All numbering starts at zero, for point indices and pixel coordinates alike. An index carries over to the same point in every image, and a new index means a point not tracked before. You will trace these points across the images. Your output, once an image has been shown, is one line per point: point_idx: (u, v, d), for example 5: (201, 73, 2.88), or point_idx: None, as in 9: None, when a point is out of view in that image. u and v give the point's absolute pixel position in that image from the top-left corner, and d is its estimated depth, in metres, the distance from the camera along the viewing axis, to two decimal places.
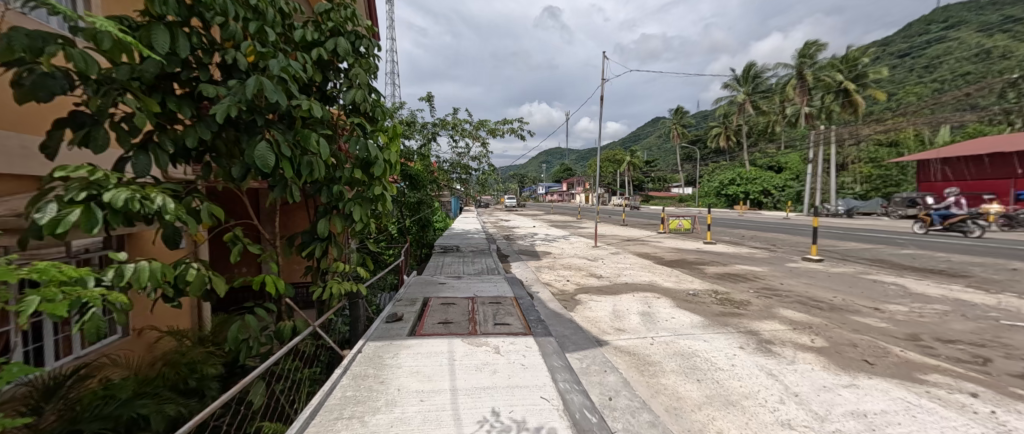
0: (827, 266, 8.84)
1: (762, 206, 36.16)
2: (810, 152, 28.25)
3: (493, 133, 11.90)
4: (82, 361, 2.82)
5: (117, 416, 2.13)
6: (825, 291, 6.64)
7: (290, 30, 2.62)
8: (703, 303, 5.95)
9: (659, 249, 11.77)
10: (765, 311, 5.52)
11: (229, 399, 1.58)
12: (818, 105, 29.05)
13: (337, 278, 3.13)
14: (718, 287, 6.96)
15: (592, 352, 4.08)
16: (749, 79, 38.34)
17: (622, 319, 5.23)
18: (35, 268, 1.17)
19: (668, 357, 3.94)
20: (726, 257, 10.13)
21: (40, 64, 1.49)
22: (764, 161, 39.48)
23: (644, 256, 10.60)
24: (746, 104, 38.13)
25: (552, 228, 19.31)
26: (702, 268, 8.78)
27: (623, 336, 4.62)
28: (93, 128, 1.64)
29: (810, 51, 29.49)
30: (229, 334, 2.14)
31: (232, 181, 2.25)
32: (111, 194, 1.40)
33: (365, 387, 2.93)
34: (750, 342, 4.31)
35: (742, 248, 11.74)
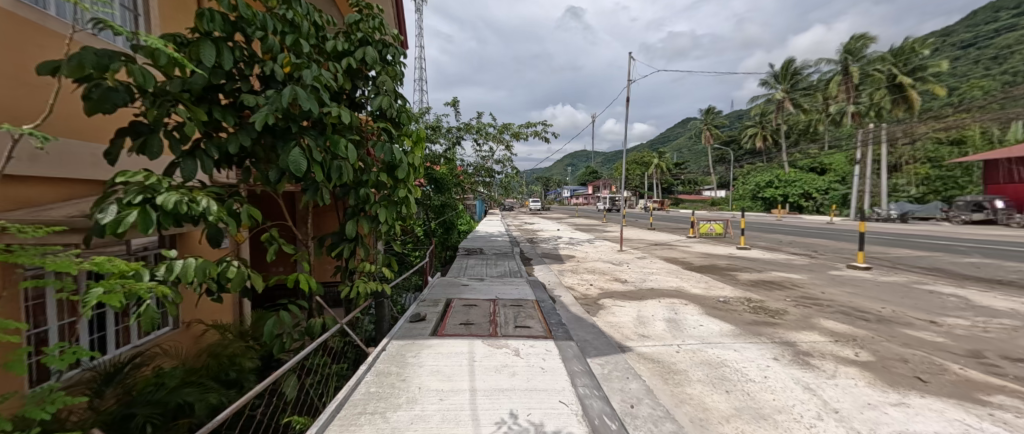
0: (876, 275, 8.34)
1: (803, 211, 34.42)
2: (857, 153, 26.59)
3: (517, 136, 11.91)
4: (138, 350, 3.03)
5: (165, 402, 2.29)
6: (871, 301, 6.29)
7: (323, 41, 2.72)
8: (735, 311, 5.77)
9: (688, 254, 11.50)
10: (802, 321, 5.29)
11: (263, 390, 1.68)
12: (867, 102, 27.38)
13: (363, 278, 3.23)
14: (751, 295, 6.73)
15: (614, 358, 4.04)
16: (787, 76, 36.70)
17: (647, 325, 5.13)
18: (95, 262, 1.29)
19: (694, 366, 3.85)
20: (762, 263, 9.75)
21: (105, 79, 1.63)
22: (804, 163, 37.59)
23: (672, 261, 10.39)
24: (785, 102, 36.47)
25: (579, 232, 19.10)
26: (734, 274, 8.50)
27: (647, 342, 4.55)
28: (149, 136, 1.79)
29: (858, 45, 27.99)
30: (266, 328, 2.29)
31: (269, 184, 2.38)
32: (163, 197, 1.52)
33: (388, 384, 3.02)
34: (787, 354, 4.15)
35: (780, 254, 11.28)
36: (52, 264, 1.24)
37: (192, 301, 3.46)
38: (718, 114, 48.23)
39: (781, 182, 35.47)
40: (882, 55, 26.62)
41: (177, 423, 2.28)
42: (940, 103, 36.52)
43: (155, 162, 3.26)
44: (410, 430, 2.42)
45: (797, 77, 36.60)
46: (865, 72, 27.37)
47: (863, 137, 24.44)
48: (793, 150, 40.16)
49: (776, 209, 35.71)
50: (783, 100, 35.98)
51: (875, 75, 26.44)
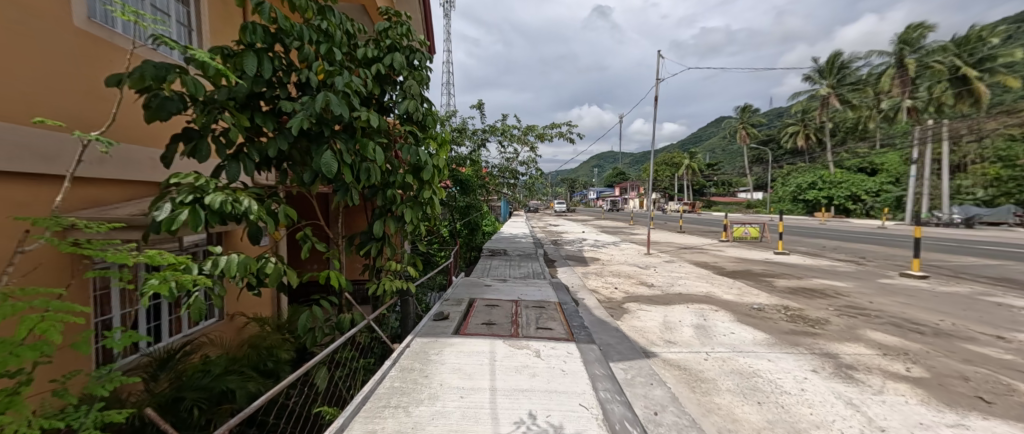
0: (934, 284, 7.80)
1: (850, 214, 32.42)
2: (913, 152, 24.81)
3: (542, 138, 11.91)
4: (189, 338, 3.25)
5: (212, 388, 2.46)
6: (927, 313, 5.89)
7: (354, 49, 2.84)
8: (770, 319, 5.56)
9: (721, 258, 11.14)
10: (847, 332, 5.03)
11: (296, 381, 1.77)
12: (927, 96, 25.48)
13: (390, 276, 3.35)
14: (790, 303, 6.45)
15: (638, 363, 3.99)
16: (834, 70, 34.74)
17: (674, 331, 5.03)
18: (153, 256, 1.42)
19: (723, 374, 3.75)
20: (803, 270, 9.30)
21: (162, 90, 1.78)
22: (850, 163, 35.48)
23: (702, 265, 10.10)
24: (829, 99, 34.57)
25: (605, 235, 18.81)
26: (771, 280, 8.17)
27: (673, 348, 4.46)
28: (199, 141, 1.94)
29: (914, 35, 26.51)
30: (300, 322, 2.43)
31: (304, 186, 2.51)
32: (210, 197, 1.65)
33: (411, 379, 3.11)
34: (827, 366, 3.97)
35: (823, 261, 10.73)
36: (114, 256, 1.36)
37: (237, 295, 3.68)
38: (754, 113, 46.33)
39: (824, 183, 33.62)
40: (944, 46, 25.03)
41: (221, 408, 2.45)
42: (1010, 97, 33.61)
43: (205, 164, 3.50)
44: (431, 426, 2.49)
45: (845, 71, 34.61)
46: (923, 63, 25.57)
47: (920, 134, 22.81)
48: (838, 149, 37.99)
49: (819, 212, 33.84)
50: (829, 96, 34.10)
51: (935, 66, 24.60)
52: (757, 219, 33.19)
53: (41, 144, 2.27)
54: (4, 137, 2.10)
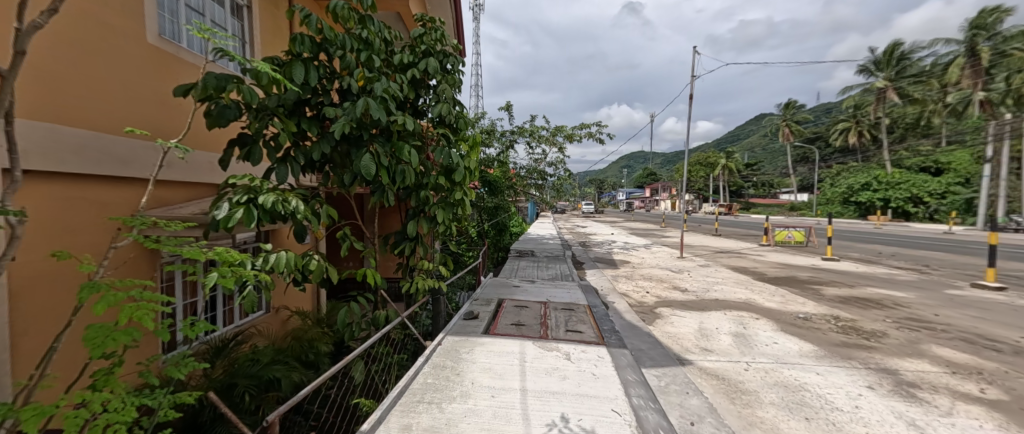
0: (1012, 297, 7.09)
1: (910, 217, 29.96)
2: (987, 150, 22.56)
3: (570, 138, 11.82)
4: (240, 327, 3.47)
5: (260, 376, 2.63)
6: (1004, 329, 5.38)
7: (391, 55, 2.93)
8: (819, 330, 5.25)
9: (762, 264, 10.63)
10: (907, 347, 4.68)
11: (336, 373, 1.87)
12: (1003, 88, 23.15)
13: (422, 275, 3.44)
14: (840, 313, 6.07)
15: (673, 370, 3.89)
16: (891, 62, 32.30)
17: (710, 339, 4.87)
18: (217, 252, 1.55)
19: (766, 387, 3.59)
20: (855, 278, 8.72)
21: (221, 99, 1.92)
22: (909, 162, 32.86)
23: (741, 270, 9.68)
24: (885, 93, 32.17)
25: (635, 237, 18.39)
26: (818, 288, 7.71)
27: (710, 357, 4.31)
28: (252, 146, 2.08)
29: (988, 20, 24.21)
30: (339, 317, 2.58)
31: (343, 187, 2.64)
32: (263, 197, 1.77)
33: (443, 376, 3.18)
34: (885, 383, 3.71)
35: (879, 268, 10.01)
36: (185, 251, 1.49)
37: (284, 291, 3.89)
38: (798, 109, 43.87)
39: (880, 184, 31.27)
40: None
41: (268, 395, 2.61)
42: None
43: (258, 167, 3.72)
44: (464, 423, 2.53)
45: (904, 63, 32.08)
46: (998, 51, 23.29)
47: (994, 129, 20.75)
48: (895, 147, 35.24)
49: (874, 216, 31.50)
50: (886, 89, 31.65)
51: (1014, 54, 22.31)
52: (802, 222, 31.29)
53: (118, 150, 2.51)
54: (90, 145, 2.36)
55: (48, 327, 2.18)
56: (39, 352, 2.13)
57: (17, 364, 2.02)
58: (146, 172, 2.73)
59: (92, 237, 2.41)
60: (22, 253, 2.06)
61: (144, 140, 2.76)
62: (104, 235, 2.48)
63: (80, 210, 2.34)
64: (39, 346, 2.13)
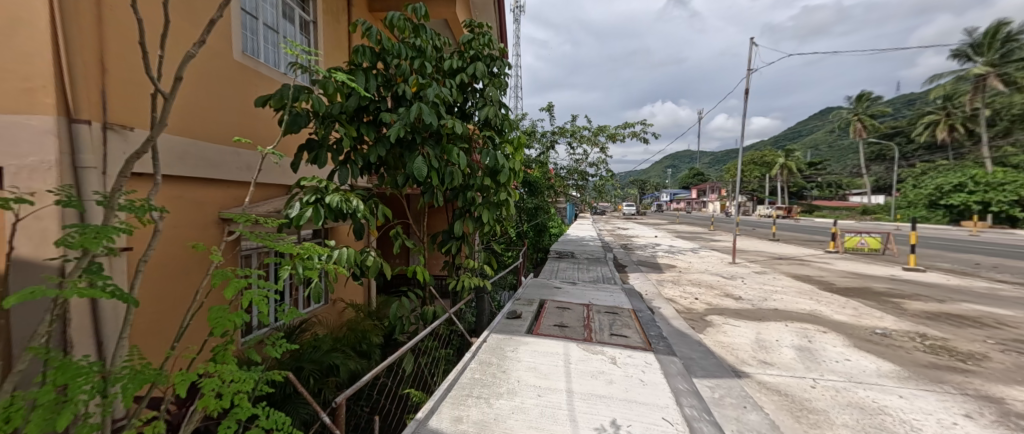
0: None
1: (1013, 223, 26.19)
2: None
3: (613, 138, 11.57)
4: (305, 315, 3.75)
5: (322, 361, 2.86)
6: None
7: (441, 61, 3.04)
8: (901, 348, 4.76)
9: (828, 272, 9.80)
10: (1013, 373, 4.13)
11: (388, 366, 1.99)
12: None
13: (467, 273, 3.53)
14: (927, 330, 5.46)
15: (727, 381, 3.71)
16: (991, 45, 28.39)
17: (770, 351, 4.57)
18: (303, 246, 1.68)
19: (838, 407, 3.31)
20: (944, 291, 7.81)
21: (293, 108, 2.10)
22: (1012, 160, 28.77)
23: (803, 279, 9.00)
24: (983, 81, 28.34)
25: (681, 240, 17.65)
26: (898, 302, 6.99)
27: (770, 370, 4.05)
28: (319, 151, 2.27)
29: None
30: (392, 311, 2.73)
31: (396, 188, 2.78)
32: (330, 197, 1.94)
33: (490, 373, 3.25)
34: (986, 412, 3.30)
35: (974, 281, 8.88)
36: (280, 245, 1.60)
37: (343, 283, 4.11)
38: (874, 102, 39.82)
39: (973, 185, 27.65)
40: None
41: (329, 379, 2.82)
42: None
43: (321, 170, 4.00)
44: (511, 420, 2.57)
45: (1007, 46, 28.09)
46: None
47: None
48: (993, 143, 30.98)
49: (965, 221, 27.91)
50: (984, 77, 27.89)
51: None
52: (875, 227, 28.39)
53: (208, 155, 2.81)
54: (191, 150, 2.66)
55: (173, 303, 2.56)
56: (166, 325, 2.50)
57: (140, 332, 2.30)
58: (230, 174, 3.02)
59: (202, 231, 2.81)
60: (160, 243, 2.48)
61: (229, 145, 3.03)
62: (210, 229, 2.89)
63: (195, 208, 2.75)
64: (164, 319, 2.50)
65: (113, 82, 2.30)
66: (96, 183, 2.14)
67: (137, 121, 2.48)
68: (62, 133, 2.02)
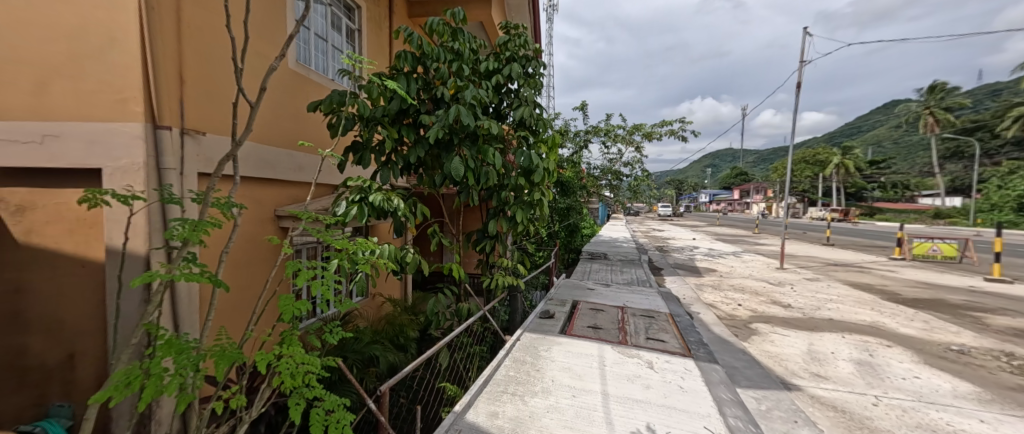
0: None
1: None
2: None
3: (649, 137, 11.27)
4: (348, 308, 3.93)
5: (362, 352, 3.00)
6: None
7: (477, 63, 3.09)
8: (981, 367, 4.32)
9: (893, 281, 9.03)
10: None
11: (423, 362, 2.06)
12: None
13: (501, 272, 3.56)
14: (1014, 349, 4.91)
15: (775, 394, 3.52)
16: None
17: (825, 364, 4.28)
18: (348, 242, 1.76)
19: (905, 428, 3.06)
20: None
21: (340, 111, 2.30)
22: None
23: (862, 287, 8.35)
24: None
25: (723, 243, 16.87)
26: (979, 316, 6.33)
27: (824, 384, 3.80)
28: (363, 152, 2.43)
29: None
30: (429, 306, 2.82)
31: (433, 187, 2.86)
32: (372, 196, 2.07)
33: (524, 371, 3.28)
34: None
35: None
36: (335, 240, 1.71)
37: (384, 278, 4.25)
38: (946, 95, 36.24)
39: None
40: None
41: (369, 369, 2.95)
42: None
43: (365, 170, 4.18)
44: (546, 418, 2.58)
45: None
46: None
47: None
48: None
49: None
50: None
51: None
52: (946, 232, 25.85)
53: (266, 155, 3.02)
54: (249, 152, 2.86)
55: (248, 292, 2.92)
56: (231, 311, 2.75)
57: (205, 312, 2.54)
58: (284, 174, 3.21)
59: (264, 227, 3.04)
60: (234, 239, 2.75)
61: (283, 147, 3.24)
62: (270, 226, 3.12)
63: (258, 205, 2.98)
64: (242, 305, 2.87)
65: (190, 99, 2.52)
66: (177, 182, 2.40)
67: (211, 126, 2.70)
68: (149, 138, 2.29)
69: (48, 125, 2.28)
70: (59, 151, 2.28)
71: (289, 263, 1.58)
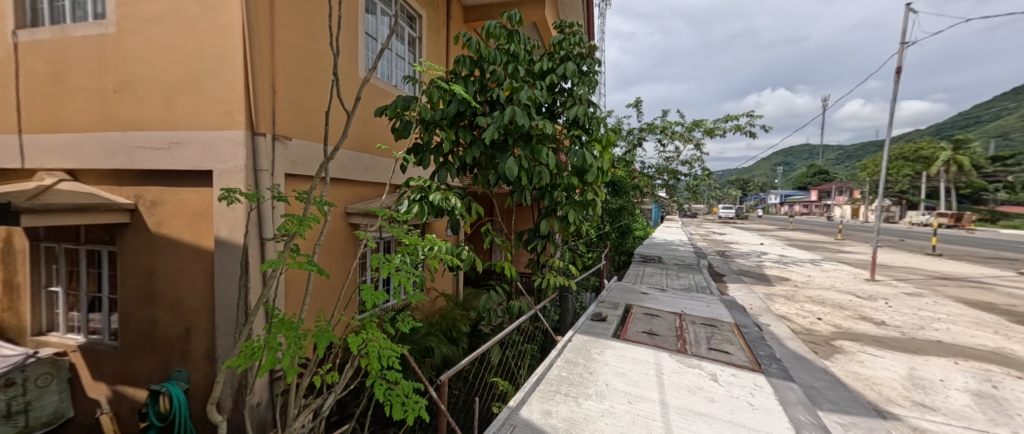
0: None
1: None
2: None
3: (710, 134, 10.61)
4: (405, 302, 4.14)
5: (419, 343, 3.16)
6: None
7: (531, 63, 3.09)
8: None
9: (1018, 300, 7.69)
10: None
11: (472, 359, 2.12)
12: None
13: (552, 271, 3.54)
14: None
15: (867, 421, 3.14)
16: None
17: (930, 392, 3.75)
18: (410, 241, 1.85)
19: None
20: None
21: (401, 116, 2.44)
22: None
23: (976, 306, 7.20)
24: None
25: (795, 250, 15.39)
26: None
27: (930, 416, 3.32)
28: (423, 153, 2.55)
29: None
30: (481, 303, 2.88)
31: (488, 187, 2.92)
32: (432, 195, 2.16)
33: (577, 372, 3.23)
34: None
35: None
36: (401, 235, 1.84)
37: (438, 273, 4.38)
38: None
39: None
40: None
41: (425, 360, 3.08)
42: None
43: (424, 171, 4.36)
44: (601, 422, 2.53)
45: None
46: None
47: None
48: None
49: None
50: None
51: None
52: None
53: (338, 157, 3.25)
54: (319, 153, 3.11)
55: (329, 281, 3.22)
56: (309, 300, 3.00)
57: (289, 299, 2.80)
58: (352, 175, 3.44)
59: (337, 224, 3.30)
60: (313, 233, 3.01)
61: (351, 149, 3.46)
62: (342, 222, 3.36)
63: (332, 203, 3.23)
64: (328, 291, 3.20)
65: (280, 108, 2.76)
66: (270, 183, 2.66)
67: (296, 131, 2.94)
68: (248, 143, 2.56)
69: (173, 134, 2.66)
70: (181, 156, 2.65)
71: (374, 255, 1.72)
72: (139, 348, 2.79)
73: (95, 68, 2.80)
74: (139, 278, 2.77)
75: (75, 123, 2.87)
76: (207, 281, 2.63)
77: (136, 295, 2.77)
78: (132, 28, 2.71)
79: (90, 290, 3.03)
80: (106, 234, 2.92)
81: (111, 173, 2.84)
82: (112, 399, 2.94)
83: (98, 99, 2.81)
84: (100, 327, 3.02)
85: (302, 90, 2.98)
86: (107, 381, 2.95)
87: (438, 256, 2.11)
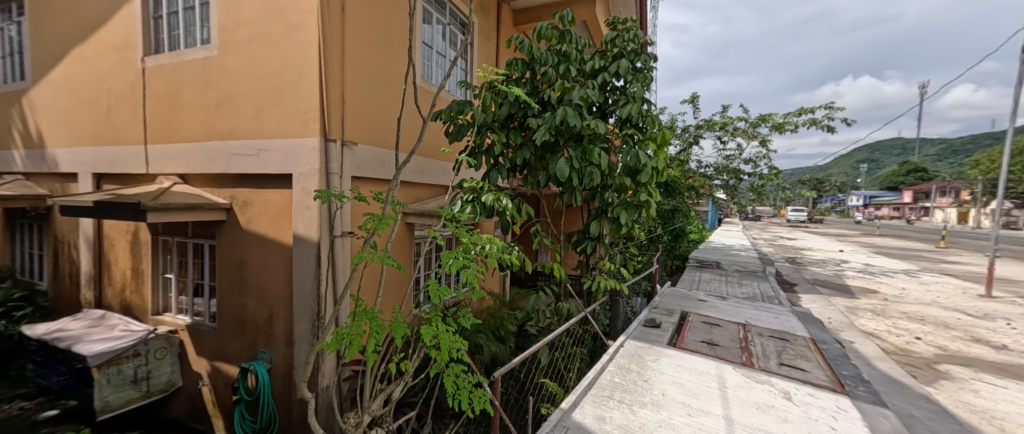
0: None
1: None
2: None
3: (778, 129, 9.79)
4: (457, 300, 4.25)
5: (471, 341, 3.22)
6: None
7: (583, 63, 3.04)
8: None
9: None
10: None
11: (522, 359, 2.13)
12: None
13: (603, 274, 3.46)
14: None
15: None
16: None
17: None
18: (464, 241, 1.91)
19: None
20: None
21: (455, 119, 2.53)
22: None
23: None
24: None
25: (881, 258, 13.73)
26: None
27: None
28: (474, 153, 2.63)
29: None
30: (530, 303, 2.89)
31: (538, 188, 2.91)
32: (484, 195, 2.19)
33: (631, 379, 3.12)
34: None
35: None
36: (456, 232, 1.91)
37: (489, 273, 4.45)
38: None
39: None
40: None
41: (475, 357, 3.14)
42: None
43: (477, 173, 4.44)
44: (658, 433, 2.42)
45: None
46: None
47: None
48: None
49: None
50: None
51: None
52: None
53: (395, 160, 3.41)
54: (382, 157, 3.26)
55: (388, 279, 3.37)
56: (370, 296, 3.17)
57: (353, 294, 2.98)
58: (410, 177, 3.58)
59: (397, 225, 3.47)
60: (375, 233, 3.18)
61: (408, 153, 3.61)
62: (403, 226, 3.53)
63: None
64: (391, 288, 3.34)
65: (348, 116, 2.96)
66: (339, 184, 2.84)
67: (361, 137, 3.13)
68: (321, 148, 2.77)
69: (260, 142, 2.94)
70: (266, 161, 2.92)
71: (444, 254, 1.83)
72: (229, 331, 3.12)
73: (201, 85, 3.18)
74: (230, 270, 3.10)
75: (185, 134, 3.29)
76: (284, 273, 2.88)
77: (228, 284, 3.10)
78: (227, 47, 3.05)
79: (195, 278, 3.44)
80: (207, 230, 3.31)
81: (211, 177, 3.21)
82: (211, 374, 3.29)
83: (201, 112, 3.19)
84: (202, 310, 3.42)
85: (367, 99, 3.17)
86: (206, 357, 3.31)
87: (491, 255, 2.14)
